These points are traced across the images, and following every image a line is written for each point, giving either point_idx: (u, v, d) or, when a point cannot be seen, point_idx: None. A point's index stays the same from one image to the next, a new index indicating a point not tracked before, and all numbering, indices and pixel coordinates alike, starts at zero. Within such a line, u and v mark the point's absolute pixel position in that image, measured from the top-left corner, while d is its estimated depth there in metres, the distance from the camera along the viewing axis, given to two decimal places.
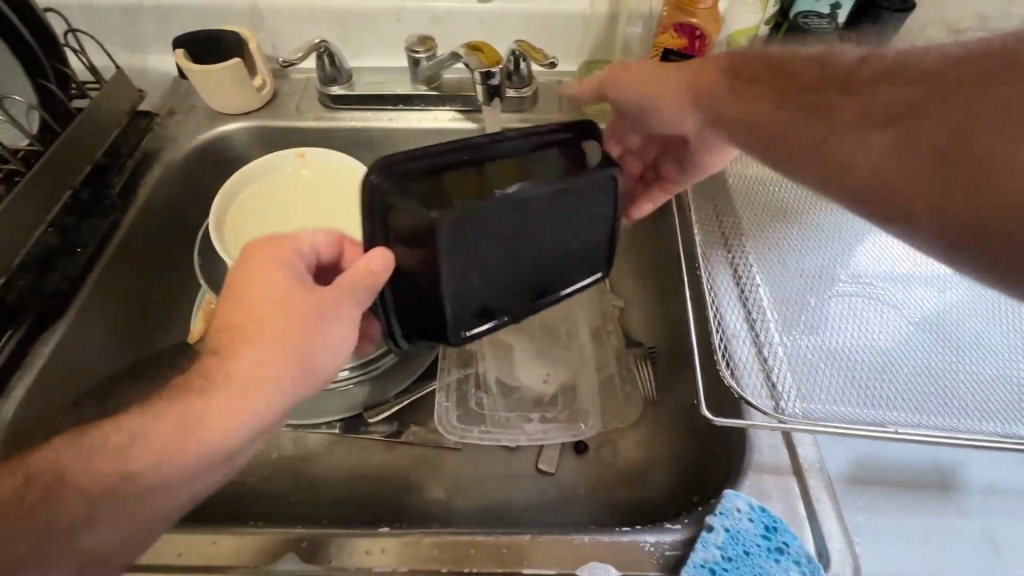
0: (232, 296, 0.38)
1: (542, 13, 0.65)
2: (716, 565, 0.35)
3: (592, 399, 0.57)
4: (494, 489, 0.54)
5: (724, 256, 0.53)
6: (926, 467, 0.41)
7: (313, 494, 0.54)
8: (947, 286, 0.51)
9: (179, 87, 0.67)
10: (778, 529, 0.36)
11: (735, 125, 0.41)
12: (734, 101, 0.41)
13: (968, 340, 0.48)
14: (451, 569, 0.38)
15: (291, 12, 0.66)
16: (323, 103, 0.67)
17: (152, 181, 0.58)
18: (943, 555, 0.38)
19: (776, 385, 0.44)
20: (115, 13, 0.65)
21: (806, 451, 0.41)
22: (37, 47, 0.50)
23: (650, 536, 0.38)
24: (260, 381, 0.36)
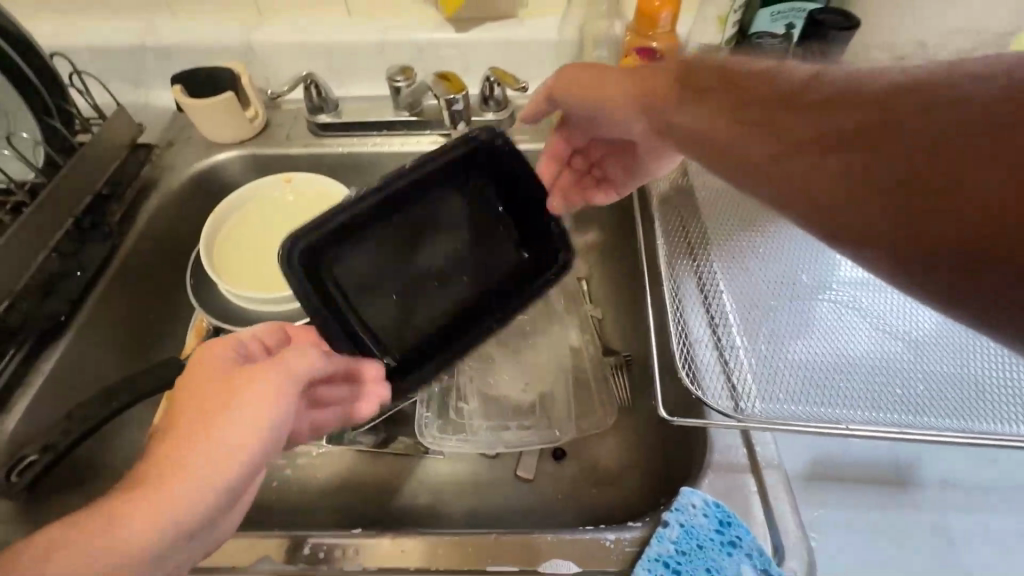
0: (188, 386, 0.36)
1: (514, 41, 0.70)
2: (670, 558, 0.36)
3: (568, 405, 0.59)
4: (473, 495, 0.55)
5: (689, 264, 0.55)
6: (884, 464, 0.43)
7: (298, 504, 0.56)
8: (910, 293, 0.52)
9: (179, 120, 0.72)
10: (731, 523, 0.37)
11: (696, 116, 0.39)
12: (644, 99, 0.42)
13: (932, 340, 0.49)
14: (420, 568, 0.40)
15: (282, 47, 0.71)
16: (312, 131, 0.71)
17: (151, 208, 0.62)
18: (896, 548, 0.39)
19: (736, 388, 0.46)
20: (123, 54, 0.71)
21: (765, 450, 0.43)
22: (42, 89, 0.54)
23: (610, 533, 0.39)
24: (215, 466, 0.32)
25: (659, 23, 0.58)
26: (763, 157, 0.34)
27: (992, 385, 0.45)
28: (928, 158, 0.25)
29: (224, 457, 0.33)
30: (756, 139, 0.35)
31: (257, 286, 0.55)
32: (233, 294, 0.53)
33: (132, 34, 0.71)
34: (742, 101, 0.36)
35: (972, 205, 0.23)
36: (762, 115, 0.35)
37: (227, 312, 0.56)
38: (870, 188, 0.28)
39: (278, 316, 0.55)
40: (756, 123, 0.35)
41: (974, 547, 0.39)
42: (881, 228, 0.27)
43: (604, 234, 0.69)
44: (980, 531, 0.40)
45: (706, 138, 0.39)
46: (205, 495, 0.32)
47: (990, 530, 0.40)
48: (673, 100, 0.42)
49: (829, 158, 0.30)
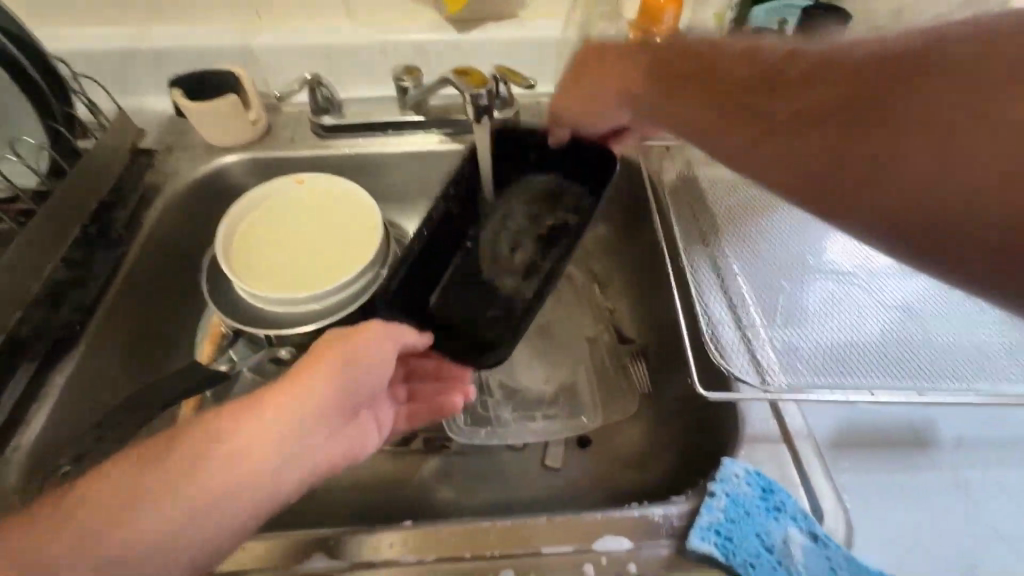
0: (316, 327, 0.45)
1: (515, 41, 0.71)
2: (720, 526, 0.38)
3: (591, 394, 0.60)
4: (504, 488, 0.56)
5: (703, 250, 0.58)
6: (904, 427, 0.45)
7: (327, 508, 0.55)
8: (910, 269, 0.56)
9: (175, 124, 0.70)
10: (774, 490, 0.39)
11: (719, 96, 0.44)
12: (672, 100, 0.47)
13: (931, 313, 0.52)
14: (475, 555, 0.39)
15: (282, 49, 0.71)
16: (316, 133, 0.71)
17: (156, 214, 0.61)
18: (925, 501, 0.42)
19: (761, 363, 0.48)
20: (115, 59, 0.69)
21: (793, 420, 0.45)
22: (48, 92, 0.52)
23: (658, 509, 0.40)
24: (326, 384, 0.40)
25: (664, 19, 0.61)
26: (790, 140, 0.39)
27: (994, 350, 0.48)
28: (948, 138, 0.31)
29: (330, 376, 0.41)
30: (788, 117, 0.39)
31: (277, 287, 0.54)
32: (254, 296, 0.52)
33: (125, 38, 0.69)
34: (772, 81, 0.40)
35: (982, 170, 0.29)
36: (794, 98, 0.39)
37: (247, 315, 0.55)
38: (890, 166, 0.33)
39: (300, 317, 0.54)
40: (785, 102, 0.39)
41: (995, 497, 0.42)
42: (898, 199, 0.33)
43: (611, 226, 0.71)
44: (996, 482, 0.43)
45: (725, 125, 0.43)
46: (270, 449, 0.37)
47: (1005, 480, 0.43)
48: (683, 98, 0.46)
49: (858, 139, 0.35)
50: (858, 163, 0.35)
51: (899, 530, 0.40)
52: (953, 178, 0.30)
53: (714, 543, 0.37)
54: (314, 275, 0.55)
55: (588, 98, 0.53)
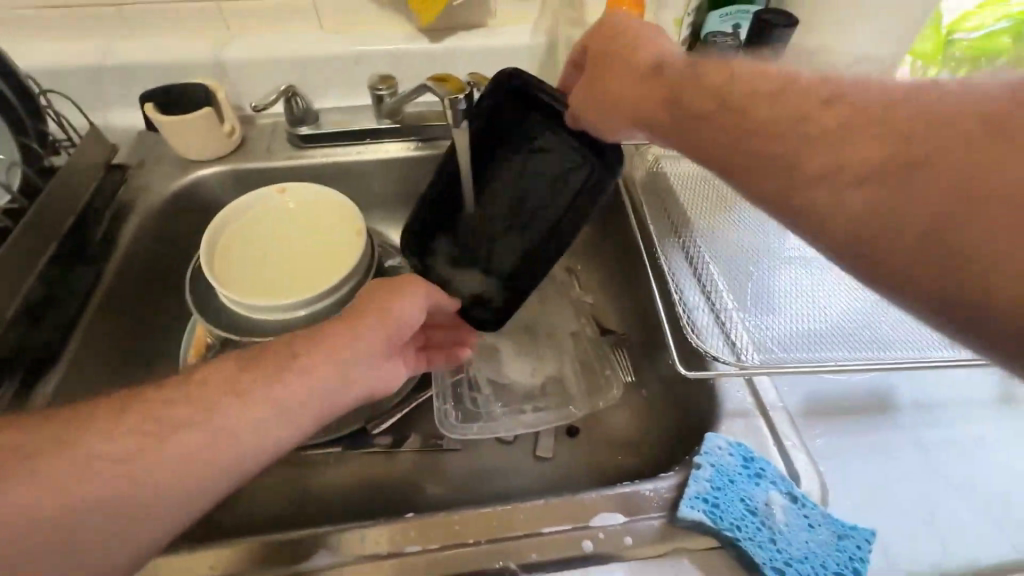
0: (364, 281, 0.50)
1: (485, 48, 0.74)
2: (708, 495, 0.40)
3: (578, 384, 0.62)
4: (498, 480, 0.57)
5: (676, 241, 0.61)
6: (867, 394, 0.49)
7: (323, 511, 0.55)
8: None
9: (145, 139, 0.70)
10: (754, 458, 0.42)
11: (734, 107, 0.37)
12: (677, 121, 0.41)
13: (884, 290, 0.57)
14: (477, 540, 0.41)
15: (255, 62, 0.71)
16: (293, 144, 0.71)
17: (133, 229, 0.60)
18: (890, 460, 0.45)
19: (735, 343, 0.51)
20: (80, 76, 0.69)
21: (767, 394, 0.48)
22: (21, 110, 0.52)
23: (648, 484, 0.42)
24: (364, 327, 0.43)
25: None
26: (810, 186, 0.32)
27: None
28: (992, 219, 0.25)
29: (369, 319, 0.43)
30: (803, 165, 0.32)
31: (262, 295, 0.55)
32: (239, 304, 0.52)
33: (91, 54, 0.68)
34: (788, 118, 0.34)
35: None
36: (811, 136, 0.32)
37: (231, 322, 0.56)
38: (934, 239, 0.27)
39: (284, 324, 0.54)
40: (803, 145, 0.32)
41: (951, 453, 0.46)
42: (930, 286, 0.28)
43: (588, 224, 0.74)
44: (951, 440, 0.47)
45: (734, 152, 0.36)
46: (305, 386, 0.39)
47: (959, 437, 0.47)
48: (679, 118, 0.41)
49: (898, 201, 0.28)
50: (892, 236, 0.29)
51: (870, 488, 0.43)
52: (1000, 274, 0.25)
53: (702, 510, 0.39)
54: (299, 283, 0.56)
55: (600, 104, 0.48)
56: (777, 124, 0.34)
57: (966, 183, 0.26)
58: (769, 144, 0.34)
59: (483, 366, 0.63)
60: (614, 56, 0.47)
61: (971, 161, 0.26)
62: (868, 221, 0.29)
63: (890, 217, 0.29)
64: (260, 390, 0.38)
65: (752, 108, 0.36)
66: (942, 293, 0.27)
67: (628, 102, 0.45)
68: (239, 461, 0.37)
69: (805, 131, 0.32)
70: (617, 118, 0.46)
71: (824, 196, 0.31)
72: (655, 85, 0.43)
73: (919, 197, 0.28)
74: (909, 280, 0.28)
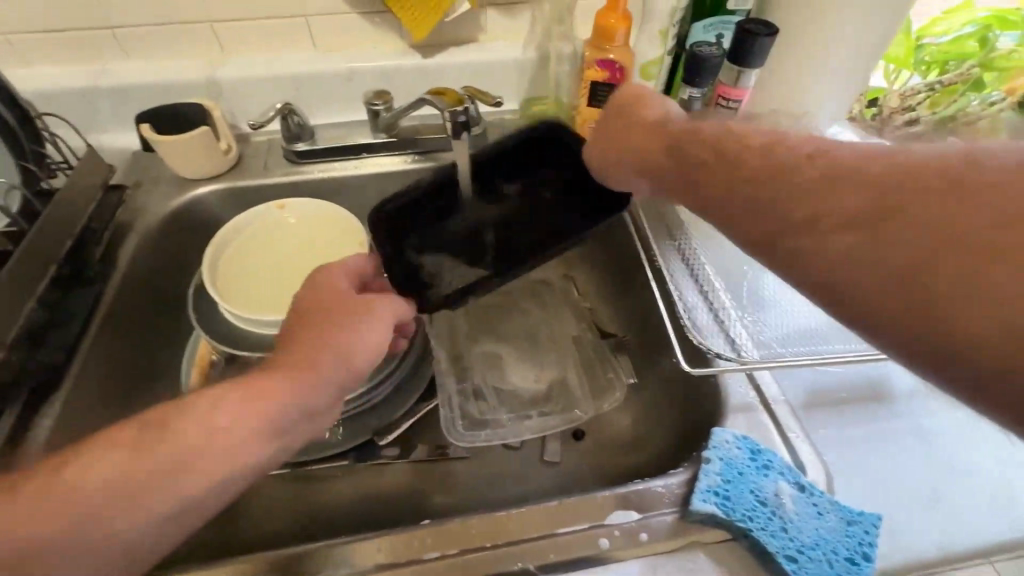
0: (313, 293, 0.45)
1: (476, 63, 0.76)
2: (719, 488, 0.41)
3: (581, 388, 0.63)
4: (507, 486, 0.58)
5: (672, 244, 0.62)
6: (865, 384, 0.50)
7: (333, 525, 0.55)
8: None
9: (140, 160, 0.70)
10: (761, 450, 0.43)
11: (723, 150, 0.39)
12: (674, 175, 0.43)
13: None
14: (496, 543, 0.41)
15: (249, 80, 0.72)
16: (289, 160, 0.72)
17: (132, 249, 0.60)
18: (891, 447, 0.46)
19: (735, 340, 0.53)
20: (74, 99, 0.69)
21: (769, 388, 0.50)
22: (20, 133, 0.52)
23: (659, 481, 0.43)
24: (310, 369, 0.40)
25: (616, 39, 0.66)
26: (793, 228, 0.33)
27: None
28: (958, 260, 0.26)
29: (316, 358, 0.40)
30: (789, 209, 0.33)
31: (263, 310, 0.55)
32: (242, 320, 0.52)
33: (83, 77, 0.68)
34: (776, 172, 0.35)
35: (995, 315, 0.24)
36: (803, 181, 0.33)
37: (232, 338, 0.56)
38: (907, 281, 0.27)
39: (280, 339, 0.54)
40: (793, 187, 0.34)
41: (948, 438, 0.47)
42: (914, 330, 0.27)
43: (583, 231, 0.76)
44: (947, 425, 0.48)
45: (724, 191, 0.38)
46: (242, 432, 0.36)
47: (954, 422, 0.48)
48: (674, 166, 0.43)
49: (872, 241, 0.29)
50: (873, 282, 0.29)
51: (872, 475, 0.45)
52: (971, 318, 0.25)
53: (714, 503, 0.40)
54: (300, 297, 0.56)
55: (612, 152, 0.49)
56: (763, 176, 0.36)
57: (936, 224, 0.27)
58: (752, 189, 0.36)
59: (487, 373, 0.64)
60: (628, 110, 0.49)
61: (939, 201, 0.27)
62: (846, 262, 0.30)
63: (865, 259, 0.29)
64: (199, 426, 0.36)
65: (736, 160, 0.38)
66: (919, 338, 0.27)
67: (624, 152, 0.48)
68: (254, 469, 0.38)
69: (789, 177, 0.34)
70: (624, 167, 0.48)
71: (813, 243, 0.31)
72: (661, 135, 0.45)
73: (898, 247, 0.28)
74: (886, 323, 0.28)
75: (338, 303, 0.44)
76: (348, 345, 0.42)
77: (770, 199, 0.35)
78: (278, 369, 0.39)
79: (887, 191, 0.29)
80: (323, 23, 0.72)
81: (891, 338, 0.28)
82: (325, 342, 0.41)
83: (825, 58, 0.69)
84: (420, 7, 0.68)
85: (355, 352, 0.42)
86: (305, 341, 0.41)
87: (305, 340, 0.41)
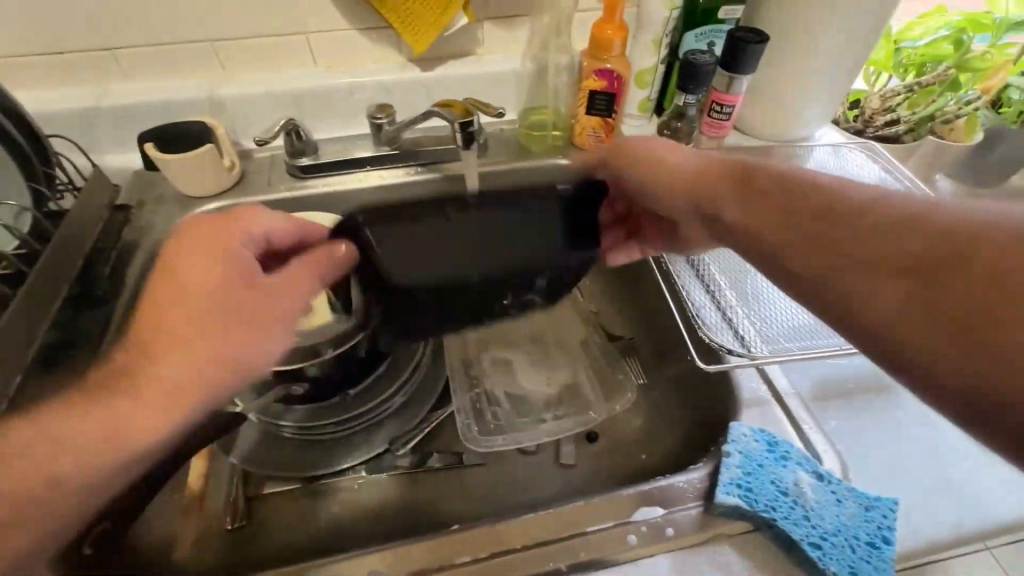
0: (202, 263, 0.39)
1: (476, 76, 0.77)
2: (740, 480, 0.42)
3: (593, 389, 0.63)
4: (525, 490, 0.58)
5: None
6: (871, 374, 0.52)
7: (353, 537, 0.55)
8: None
9: (142, 178, 0.70)
10: (778, 442, 0.44)
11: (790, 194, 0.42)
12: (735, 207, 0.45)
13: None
14: (527, 544, 0.41)
15: (251, 97, 0.72)
16: (293, 175, 0.72)
17: (140, 268, 0.60)
18: (900, 434, 0.48)
19: (745, 336, 0.54)
20: (74, 120, 0.69)
21: (779, 382, 0.51)
22: (31, 154, 0.52)
23: (681, 477, 0.44)
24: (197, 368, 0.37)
25: (613, 48, 0.68)
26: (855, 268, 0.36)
27: None
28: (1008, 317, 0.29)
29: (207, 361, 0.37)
30: (850, 250, 0.37)
31: None
32: None
33: (84, 97, 0.69)
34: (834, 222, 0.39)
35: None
36: (857, 228, 0.38)
37: None
38: (961, 328, 0.30)
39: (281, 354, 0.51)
40: (850, 234, 0.38)
41: None
42: (963, 377, 0.30)
43: None
44: None
45: (787, 231, 0.41)
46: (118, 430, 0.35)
47: None
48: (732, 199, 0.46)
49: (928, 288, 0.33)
50: (925, 326, 0.32)
51: (881, 462, 0.46)
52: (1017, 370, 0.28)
53: (737, 495, 0.41)
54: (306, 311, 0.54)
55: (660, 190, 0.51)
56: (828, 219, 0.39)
57: (992, 279, 0.30)
58: (817, 228, 0.39)
59: (499, 379, 0.64)
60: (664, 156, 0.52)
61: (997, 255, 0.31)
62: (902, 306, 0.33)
63: (922, 305, 0.32)
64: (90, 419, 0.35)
65: (801, 203, 0.41)
66: (966, 386, 0.30)
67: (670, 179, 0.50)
68: None
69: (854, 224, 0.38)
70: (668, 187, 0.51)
71: (869, 284, 0.35)
72: (701, 171, 0.48)
73: (950, 295, 0.31)
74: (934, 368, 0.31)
75: (234, 288, 0.39)
76: (241, 345, 0.39)
77: (832, 240, 0.38)
78: (160, 368, 0.36)
79: (948, 247, 0.33)
80: (323, 40, 0.73)
81: (940, 384, 0.31)
82: (213, 342, 0.37)
83: (815, 63, 0.71)
84: (419, 22, 0.69)
85: (250, 354, 0.40)
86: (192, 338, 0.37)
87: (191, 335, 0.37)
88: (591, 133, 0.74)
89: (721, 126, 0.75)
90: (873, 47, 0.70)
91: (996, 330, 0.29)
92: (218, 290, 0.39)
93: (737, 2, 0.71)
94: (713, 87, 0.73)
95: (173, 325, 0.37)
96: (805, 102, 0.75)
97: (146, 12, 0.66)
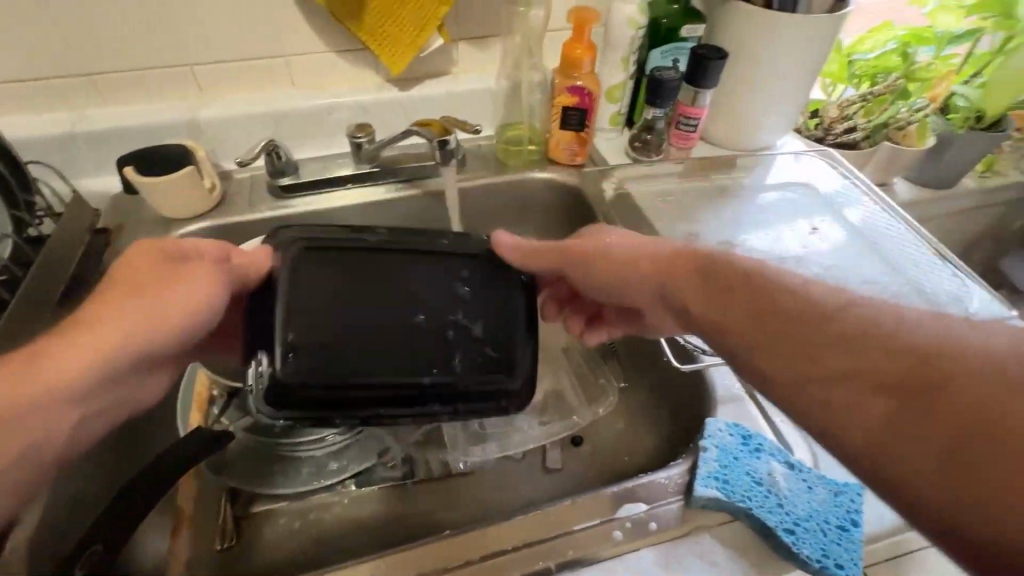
0: (131, 253, 0.43)
1: (452, 94, 0.80)
2: (718, 473, 0.44)
3: (576, 394, 0.65)
4: (514, 496, 0.59)
5: None
6: None
7: (345, 550, 0.55)
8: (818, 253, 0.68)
9: (121, 202, 0.70)
10: (751, 435, 0.47)
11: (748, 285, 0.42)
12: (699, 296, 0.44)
13: (845, 282, 0.65)
14: (518, 545, 0.43)
15: (230, 120, 0.73)
16: (274, 195, 0.73)
17: None
18: None
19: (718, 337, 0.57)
20: (51, 145, 0.69)
21: None
22: (10, 182, 0.52)
23: (662, 473, 0.46)
24: (132, 326, 0.40)
25: (583, 66, 0.71)
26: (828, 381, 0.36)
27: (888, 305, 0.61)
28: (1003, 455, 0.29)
29: (144, 322, 0.40)
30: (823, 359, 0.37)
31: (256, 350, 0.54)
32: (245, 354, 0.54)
33: (61, 123, 0.69)
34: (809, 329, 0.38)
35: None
36: (830, 336, 0.37)
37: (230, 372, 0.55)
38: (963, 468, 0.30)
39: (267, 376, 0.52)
40: (825, 344, 0.37)
41: None
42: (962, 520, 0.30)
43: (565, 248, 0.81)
44: None
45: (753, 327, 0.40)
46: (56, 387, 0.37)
47: None
48: (690, 279, 0.45)
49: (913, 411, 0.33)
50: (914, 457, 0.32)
51: None
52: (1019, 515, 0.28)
53: (716, 487, 0.43)
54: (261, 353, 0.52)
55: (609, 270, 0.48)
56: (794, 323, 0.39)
57: (977, 408, 0.31)
58: (776, 329, 0.39)
59: None
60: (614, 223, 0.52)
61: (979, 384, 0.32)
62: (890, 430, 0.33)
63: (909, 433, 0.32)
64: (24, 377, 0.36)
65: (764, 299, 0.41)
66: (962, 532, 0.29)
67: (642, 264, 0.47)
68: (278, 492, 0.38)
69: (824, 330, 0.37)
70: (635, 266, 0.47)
71: (849, 395, 0.35)
72: (668, 256, 0.47)
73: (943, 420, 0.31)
74: (926, 503, 0.31)
75: (163, 269, 0.42)
76: (172, 305, 0.42)
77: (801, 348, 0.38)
78: (96, 330, 0.39)
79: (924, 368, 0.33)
80: (300, 62, 0.75)
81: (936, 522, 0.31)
82: (151, 310, 0.41)
83: (774, 76, 0.75)
84: (395, 44, 0.71)
85: (183, 316, 0.42)
86: (129, 305, 0.40)
87: (127, 304, 0.40)
88: (565, 147, 0.77)
89: (689, 137, 0.80)
90: (824, 60, 0.75)
91: (978, 470, 0.29)
92: (146, 273, 0.42)
93: (697, 21, 0.75)
94: (679, 101, 0.77)
95: (112, 295, 0.41)
96: (765, 111, 0.80)
97: (123, 39, 0.67)
